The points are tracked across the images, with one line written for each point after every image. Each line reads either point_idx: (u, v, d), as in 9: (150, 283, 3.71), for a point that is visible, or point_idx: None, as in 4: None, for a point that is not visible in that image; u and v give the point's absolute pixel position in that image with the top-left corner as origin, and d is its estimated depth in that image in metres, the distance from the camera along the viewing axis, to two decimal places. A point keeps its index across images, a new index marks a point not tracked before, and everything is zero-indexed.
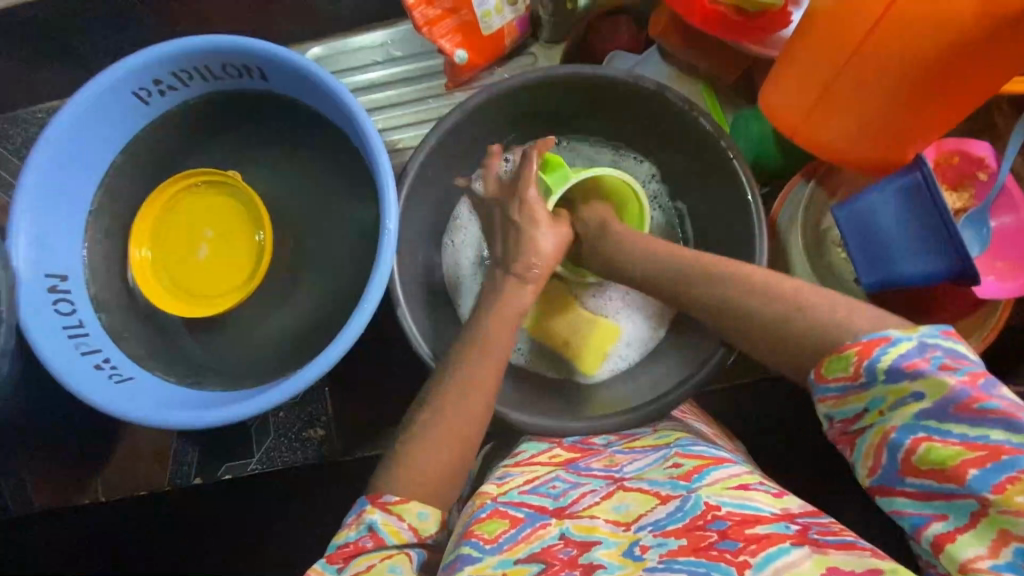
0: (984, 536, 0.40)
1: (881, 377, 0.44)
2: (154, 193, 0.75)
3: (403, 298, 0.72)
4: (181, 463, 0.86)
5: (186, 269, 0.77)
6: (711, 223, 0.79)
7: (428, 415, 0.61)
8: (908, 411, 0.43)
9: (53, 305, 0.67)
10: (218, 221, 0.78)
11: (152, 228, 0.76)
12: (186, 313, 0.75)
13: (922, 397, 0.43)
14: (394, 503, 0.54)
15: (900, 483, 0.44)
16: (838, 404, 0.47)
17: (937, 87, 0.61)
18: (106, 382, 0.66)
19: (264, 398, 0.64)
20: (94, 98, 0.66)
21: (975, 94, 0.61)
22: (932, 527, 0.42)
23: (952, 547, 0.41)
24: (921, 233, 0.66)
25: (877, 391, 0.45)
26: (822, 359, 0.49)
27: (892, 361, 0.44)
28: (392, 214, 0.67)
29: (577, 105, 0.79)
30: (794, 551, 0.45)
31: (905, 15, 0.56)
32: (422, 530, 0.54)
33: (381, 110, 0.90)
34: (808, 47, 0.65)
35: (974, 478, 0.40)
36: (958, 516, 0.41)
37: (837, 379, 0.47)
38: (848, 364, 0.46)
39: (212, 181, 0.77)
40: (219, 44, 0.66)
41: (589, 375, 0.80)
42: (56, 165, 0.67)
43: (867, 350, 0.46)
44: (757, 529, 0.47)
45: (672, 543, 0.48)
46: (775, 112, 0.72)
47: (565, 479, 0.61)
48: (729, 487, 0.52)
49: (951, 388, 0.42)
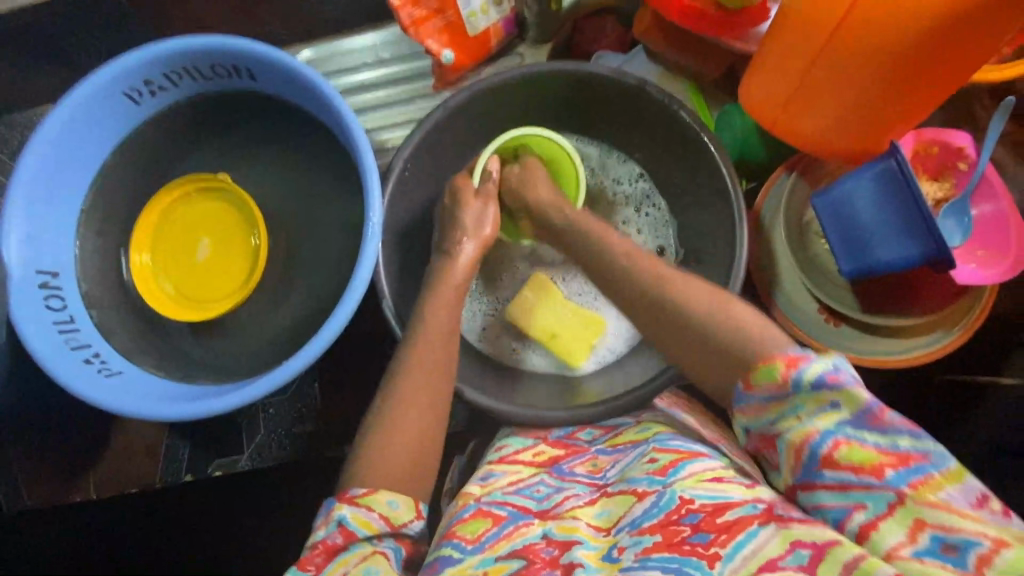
0: (901, 524, 0.42)
1: (805, 388, 0.46)
2: (155, 198, 0.77)
3: (388, 291, 0.72)
4: (172, 461, 0.85)
5: (186, 274, 0.79)
6: (692, 216, 0.80)
7: (410, 406, 0.61)
8: (827, 417, 0.45)
9: (44, 301, 0.68)
10: (213, 227, 0.79)
11: (154, 235, 0.78)
12: (194, 317, 0.75)
13: (840, 407, 0.44)
14: (361, 496, 0.54)
15: (820, 478, 0.45)
16: (758, 414, 0.49)
17: (910, 75, 0.61)
18: (95, 376, 0.67)
19: (250, 389, 0.64)
20: (85, 98, 0.67)
21: (952, 80, 0.62)
22: (855, 518, 0.43)
23: (876, 536, 0.42)
24: (898, 221, 0.66)
25: (800, 399, 0.46)
26: (751, 369, 0.50)
27: (817, 373, 0.45)
28: (376, 209, 0.68)
29: (561, 102, 0.81)
30: (762, 533, 0.46)
31: (868, 19, 0.58)
32: (394, 520, 0.54)
33: (369, 110, 0.91)
34: (780, 49, 0.67)
35: (891, 476, 0.42)
36: (876, 505, 0.43)
37: (763, 387, 0.48)
38: (775, 373, 0.47)
39: (203, 189, 0.78)
40: (207, 45, 0.68)
41: (576, 367, 0.81)
42: (47, 165, 0.68)
43: (792, 363, 0.47)
44: (728, 515, 0.48)
45: (648, 540, 0.49)
46: (754, 105, 0.74)
47: (549, 484, 0.62)
48: (705, 480, 0.52)
49: (865, 400, 0.44)
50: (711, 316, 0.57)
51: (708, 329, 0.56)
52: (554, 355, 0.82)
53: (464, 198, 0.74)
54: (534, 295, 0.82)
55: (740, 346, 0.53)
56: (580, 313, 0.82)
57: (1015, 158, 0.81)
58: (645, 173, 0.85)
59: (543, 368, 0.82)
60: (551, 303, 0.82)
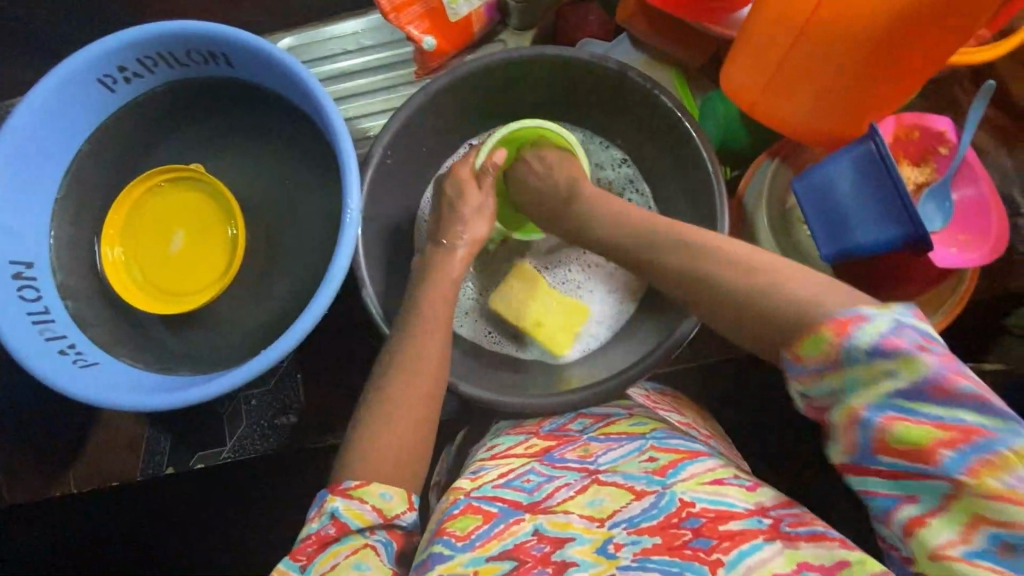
0: (955, 520, 0.38)
1: (859, 356, 0.41)
2: (120, 196, 0.75)
3: (369, 278, 0.72)
4: (153, 454, 0.85)
5: (163, 266, 0.77)
6: (675, 203, 0.80)
7: (390, 394, 0.61)
8: (880, 391, 0.40)
9: (17, 292, 0.67)
10: (191, 220, 0.78)
11: (127, 219, 0.76)
12: (163, 310, 0.74)
13: (898, 375, 0.39)
14: (354, 488, 0.53)
15: (872, 461, 0.41)
16: (810, 384, 0.44)
17: (885, 59, 0.61)
18: (70, 367, 0.66)
19: (226, 379, 0.64)
20: (56, 85, 0.66)
21: (927, 65, 0.62)
22: (904, 510, 0.40)
23: (924, 532, 0.39)
24: (878, 202, 0.66)
25: (853, 373, 0.41)
26: (799, 335, 0.45)
27: (872, 338, 0.40)
28: (355, 196, 0.67)
29: (552, 90, 0.80)
30: (766, 548, 0.46)
31: None
32: (387, 512, 0.53)
33: (351, 98, 0.90)
34: (760, 30, 0.66)
35: (948, 459, 0.38)
36: (928, 497, 0.39)
37: (813, 359, 0.43)
38: (825, 344, 0.42)
39: (176, 179, 0.77)
40: (181, 29, 0.66)
41: (559, 355, 0.80)
42: (18, 154, 0.66)
43: (844, 329, 0.42)
44: (732, 525, 0.48)
45: (647, 540, 0.49)
46: (734, 90, 0.73)
47: (539, 472, 0.60)
48: (705, 483, 0.52)
49: (927, 369, 0.39)
50: (741, 272, 0.52)
51: (743, 292, 0.51)
52: (536, 342, 0.81)
53: (466, 192, 0.75)
54: (521, 285, 0.81)
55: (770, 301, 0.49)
56: (567, 300, 0.81)
57: (998, 142, 0.81)
58: (629, 158, 0.85)
59: (526, 354, 0.81)
60: (540, 290, 0.81)
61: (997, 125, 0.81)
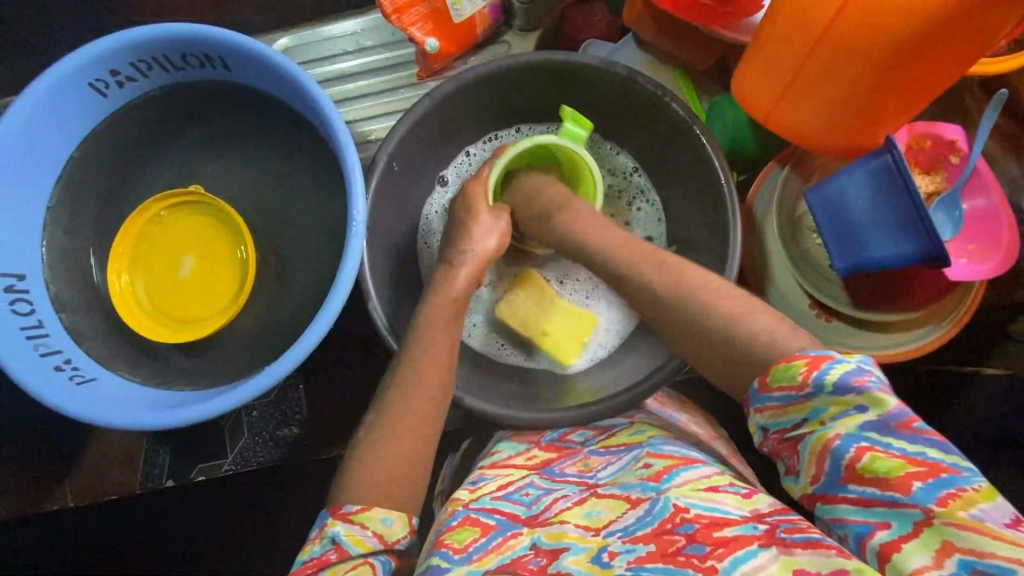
0: (928, 545, 0.39)
1: (827, 389, 0.43)
2: (131, 217, 0.73)
3: (373, 290, 0.70)
4: (151, 466, 0.82)
5: (168, 288, 0.75)
6: (681, 210, 0.79)
7: (397, 410, 0.59)
8: (852, 422, 0.42)
9: (10, 306, 0.64)
10: (197, 245, 0.76)
11: (132, 251, 0.74)
12: (164, 335, 0.72)
13: (866, 410, 0.42)
14: (355, 513, 0.52)
15: (843, 489, 0.42)
16: (777, 414, 0.46)
17: (930, 53, 0.58)
18: (66, 385, 0.64)
19: (229, 398, 0.62)
20: (45, 89, 0.63)
21: (968, 58, 0.58)
22: (877, 536, 0.41)
23: (898, 557, 0.40)
24: (897, 214, 0.66)
25: (821, 403, 0.43)
26: (766, 369, 0.47)
27: (839, 375, 0.42)
28: (360, 206, 0.65)
29: (564, 88, 0.77)
30: (762, 554, 0.44)
31: (862, 13, 0.57)
32: (387, 537, 0.52)
33: (350, 101, 0.88)
34: (774, 43, 0.66)
35: (918, 491, 0.39)
36: (902, 523, 0.40)
37: (781, 388, 0.45)
38: (795, 374, 0.44)
39: (174, 207, 0.75)
40: (178, 33, 0.64)
41: (566, 364, 0.79)
42: (6, 163, 0.63)
43: (815, 363, 0.44)
44: (725, 531, 0.46)
45: (641, 548, 0.47)
46: (748, 99, 0.73)
47: (538, 486, 0.60)
48: (699, 489, 0.51)
49: (892, 405, 0.41)
50: (712, 310, 0.55)
51: (717, 329, 0.53)
52: (544, 352, 0.80)
53: (474, 208, 0.71)
54: (528, 292, 0.80)
55: (743, 335, 0.51)
56: (574, 308, 0.80)
57: (1005, 149, 0.81)
58: (642, 168, 0.83)
59: (533, 364, 0.80)
60: (547, 299, 0.80)
61: (1004, 133, 0.81)
